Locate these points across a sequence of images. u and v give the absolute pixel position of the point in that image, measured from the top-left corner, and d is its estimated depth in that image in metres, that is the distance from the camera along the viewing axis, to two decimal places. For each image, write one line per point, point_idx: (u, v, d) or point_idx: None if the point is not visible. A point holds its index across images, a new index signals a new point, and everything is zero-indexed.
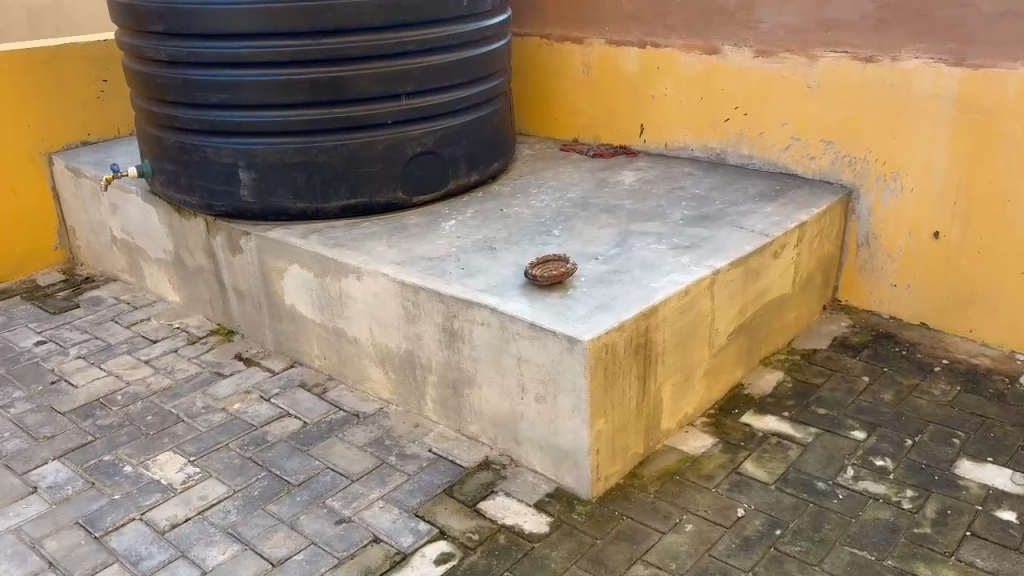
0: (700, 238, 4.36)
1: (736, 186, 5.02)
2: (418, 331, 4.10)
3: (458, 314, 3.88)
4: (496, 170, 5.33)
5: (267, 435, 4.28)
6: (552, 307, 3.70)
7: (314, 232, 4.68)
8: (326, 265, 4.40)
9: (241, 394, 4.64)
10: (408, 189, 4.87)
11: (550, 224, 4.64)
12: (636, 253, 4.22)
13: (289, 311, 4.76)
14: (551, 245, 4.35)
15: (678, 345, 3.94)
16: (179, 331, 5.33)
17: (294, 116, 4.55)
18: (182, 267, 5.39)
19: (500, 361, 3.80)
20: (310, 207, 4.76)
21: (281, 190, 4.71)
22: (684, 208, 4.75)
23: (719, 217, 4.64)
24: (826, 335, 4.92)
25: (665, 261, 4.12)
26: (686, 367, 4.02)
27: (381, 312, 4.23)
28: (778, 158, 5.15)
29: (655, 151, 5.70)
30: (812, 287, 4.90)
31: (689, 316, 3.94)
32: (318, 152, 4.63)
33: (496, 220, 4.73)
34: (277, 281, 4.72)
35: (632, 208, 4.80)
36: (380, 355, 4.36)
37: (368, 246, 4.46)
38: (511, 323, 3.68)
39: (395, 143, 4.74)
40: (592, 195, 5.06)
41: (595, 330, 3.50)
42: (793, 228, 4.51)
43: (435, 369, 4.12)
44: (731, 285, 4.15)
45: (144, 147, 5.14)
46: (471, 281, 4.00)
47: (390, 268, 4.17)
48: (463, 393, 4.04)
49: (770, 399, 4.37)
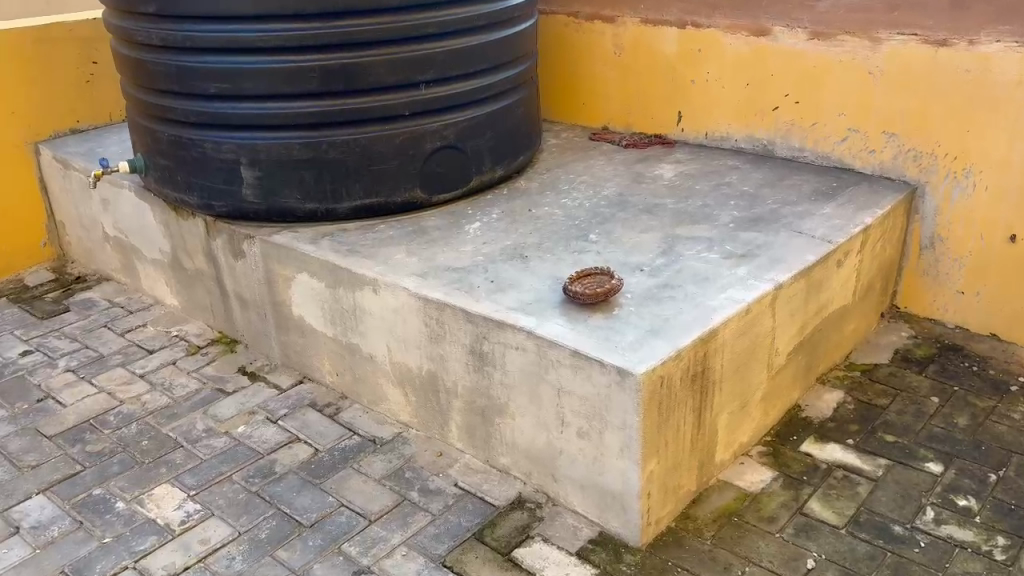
0: (755, 245, 3.91)
1: (787, 183, 4.56)
2: (443, 352, 3.66)
3: (489, 337, 3.45)
4: (521, 164, 4.87)
5: (274, 465, 3.87)
6: (597, 331, 3.27)
7: (324, 236, 4.23)
8: (338, 275, 3.96)
9: (246, 415, 4.22)
10: (427, 187, 4.41)
11: (585, 228, 4.19)
12: (685, 263, 3.77)
13: (297, 322, 4.33)
14: (590, 253, 3.91)
15: (736, 371, 3.50)
16: (177, 340, 4.91)
17: (301, 108, 4.08)
18: (180, 270, 4.96)
19: (536, 391, 3.38)
20: (320, 208, 4.31)
21: (288, 190, 4.26)
22: (733, 210, 4.30)
23: (773, 219, 4.19)
24: (886, 347, 4.48)
25: (718, 274, 3.68)
26: (743, 393, 3.60)
27: (400, 330, 3.80)
28: (833, 151, 4.68)
29: (694, 141, 5.23)
30: (872, 294, 4.45)
31: (748, 337, 3.50)
32: (329, 147, 4.17)
33: (525, 223, 4.28)
34: (284, 290, 4.29)
35: (675, 209, 4.35)
36: (399, 375, 3.93)
37: (385, 254, 4.01)
38: (551, 350, 3.25)
39: (413, 137, 4.28)
40: (628, 192, 4.61)
41: (648, 361, 3.07)
42: (857, 233, 4.06)
43: (461, 395, 3.69)
44: (793, 300, 3.70)
45: (137, 140, 4.68)
46: (503, 298, 3.56)
47: (410, 280, 3.73)
48: (493, 422, 3.62)
49: (831, 424, 3.95)
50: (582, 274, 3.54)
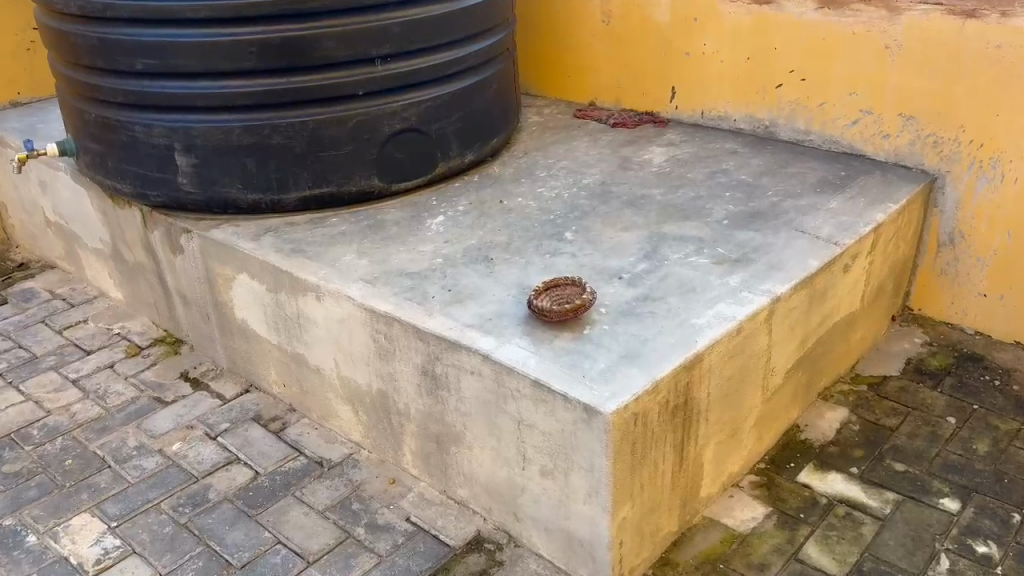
0: (752, 248, 3.44)
1: (790, 172, 4.08)
2: (393, 371, 3.23)
3: (441, 358, 3.01)
4: (495, 148, 4.40)
5: (208, 491, 3.46)
6: (564, 356, 2.82)
7: (268, 232, 3.78)
8: (280, 278, 3.51)
9: (183, 430, 3.80)
10: (384, 176, 3.95)
11: (561, 223, 3.73)
12: (670, 270, 3.31)
13: (241, 327, 3.90)
14: (563, 256, 3.46)
15: (724, 397, 3.06)
16: (118, 338, 4.48)
17: (239, 87, 3.60)
18: (121, 262, 4.52)
19: (494, 422, 2.94)
20: (265, 200, 3.86)
21: (228, 179, 3.80)
22: (728, 204, 3.82)
23: (772, 216, 3.71)
24: (896, 355, 4.03)
25: (707, 282, 3.22)
26: (732, 420, 3.16)
27: (347, 343, 3.36)
28: (843, 135, 4.19)
29: (689, 120, 4.75)
30: (882, 298, 3.99)
31: (740, 359, 3.05)
32: (272, 132, 3.70)
33: (495, 217, 3.82)
34: (225, 291, 3.85)
35: (664, 202, 3.88)
36: (349, 392, 3.51)
37: (333, 254, 3.56)
38: (509, 378, 2.81)
39: (367, 119, 3.80)
40: (612, 180, 4.14)
41: (619, 396, 2.62)
42: (868, 233, 3.59)
43: (414, 418, 3.27)
44: (792, 313, 3.25)
45: (66, 120, 4.21)
46: (459, 311, 3.11)
47: (357, 288, 3.29)
48: (448, 451, 3.19)
49: (833, 449, 3.51)
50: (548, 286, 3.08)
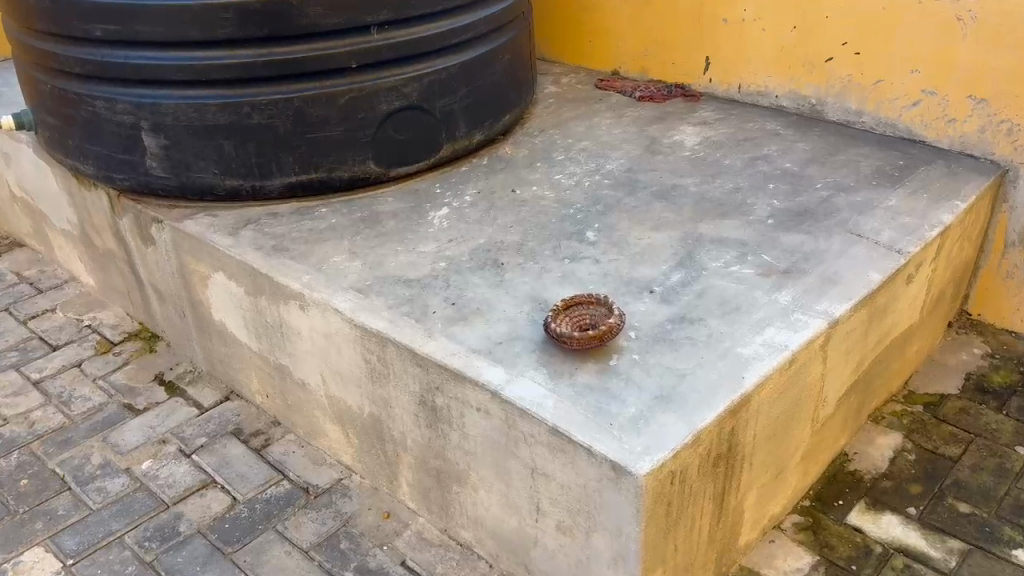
0: (802, 256, 2.98)
1: (840, 160, 3.60)
2: (387, 396, 2.80)
3: (442, 389, 2.58)
4: (506, 125, 3.91)
5: (179, 522, 3.06)
6: (587, 396, 2.39)
7: (248, 224, 3.33)
8: (260, 282, 3.07)
9: (154, 446, 3.40)
10: (381, 159, 3.48)
11: (581, 219, 3.27)
12: (709, 282, 2.85)
13: (220, 329, 3.48)
14: (584, 261, 3.01)
15: (771, 437, 2.63)
16: (88, 332, 4.06)
17: (214, 59, 3.12)
18: (91, 247, 4.07)
19: (504, 466, 2.53)
20: (245, 186, 3.40)
21: (203, 163, 3.34)
22: (772, 199, 3.35)
23: (823, 214, 3.24)
24: (954, 368, 3.59)
25: (752, 299, 2.77)
26: (778, 460, 2.74)
27: (335, 360, 2.93)
28: (902, 117, 3.69)
29: (724, 94, 4.25)
30: (942, 304, 3.54)
31: (791, 394, 2.62)
32: (252, 111, 3.23)
33: (506, 209, 3.36)
34: (201, 289, 3.42)
35: (698, 194, 3.41)
36: (338, 411, 3.09)
37: (320, 254, 3.11)
38: (522, 421, 2.38)
39: (361, 96, 3.31)
40: (639, 165, 3.66)
41: (654, 452, 2.19)
42: (935, 237, 3.12)
43: (411, 449, 2.85)
44: (849, 336, 2.80)
45: (23, 89, 3.73)
46: (463, 332, 2.67)
47: (346, 299, 2.85)
48: (450, 489, 2.78)
49: (887, 484, 3.09)
50: (567, 307, 2.63)
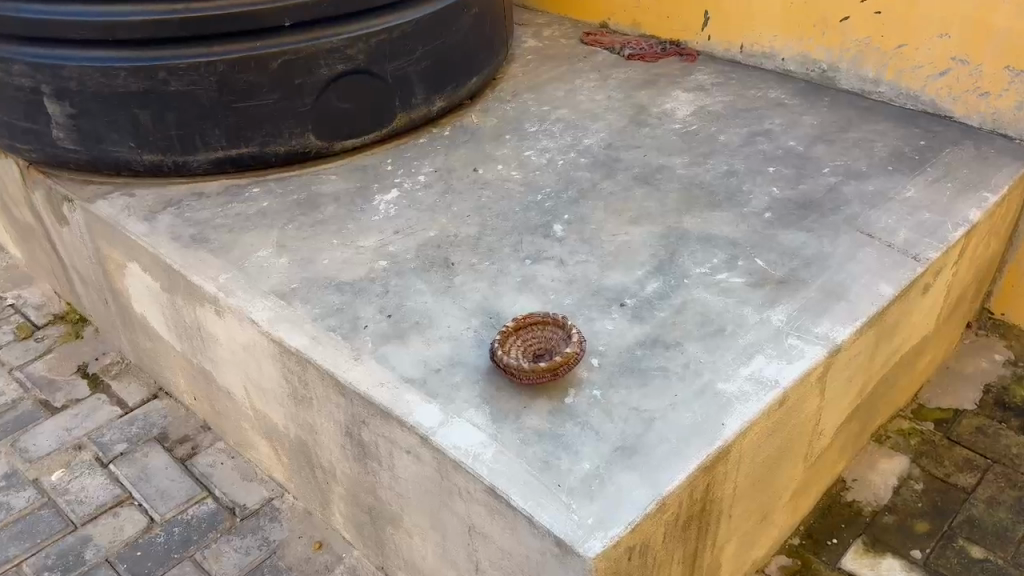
0: (802, 261, 2.55)
1: (852, 139, 3.13)
2: (312, 421, 2.42)
3: (369, 424, 2.19)
4: (474, 90, 3.45)
5: (85, 548, 2.71)
6: (533, 446, 1.99)
7: (169, 206, 2.91)
8: (174, 279, 2.66)
9: (68, 453, 3.03)
10: (323, 132, 3.03)
11: (550, 208, 2.83)
12: (692, 295, 2.43)
13: (142, 322, 3.08)
14: (547, 262, 2.58)
15: (754, 483, 2.25)
16: (11, 313, 3.67)
17: (120, 16, 2.66)
18: (12, 219, 3.66)
19: (438, 517, 2.15)
20: (166, 161, 2.97)
21: (116, 135, 2.89)
22: (771, 187, 2.90)
23: (829, 207, 2.80)
24: (971, 377, 3.18)
25: (739, 317, 2.35)
26: (763, 505, 2.36)
27: (256, 374, 2.54)
28: (926, 88, 3.21)
29: (725, 54, 3.76)
30: (961, 307, 3.11)
31: (780, 435, 2.22)
32: (169, 77, 2.77)
33: (464, 193, 2.93)
34: (119, 278, 3.01)
35: (686, 179, 2.96)
36: (265, 427, 2.71)
37: (244, 247, 2.69)
38: (455, 473, 1.99)
39: (297, 60, 2.85)
40: (621, 140, 3.21)
41: (608, 526, 1.80)
42: (959, 238, 2.68)
43: (341, 480, 2.48)
44: (853, 362, 2.39)
45: None
46: (396, 354, 2.26)
47: (266, 308, 2.44)
48: (384, 529, 2.42)
49: (889, 519, 2.71)
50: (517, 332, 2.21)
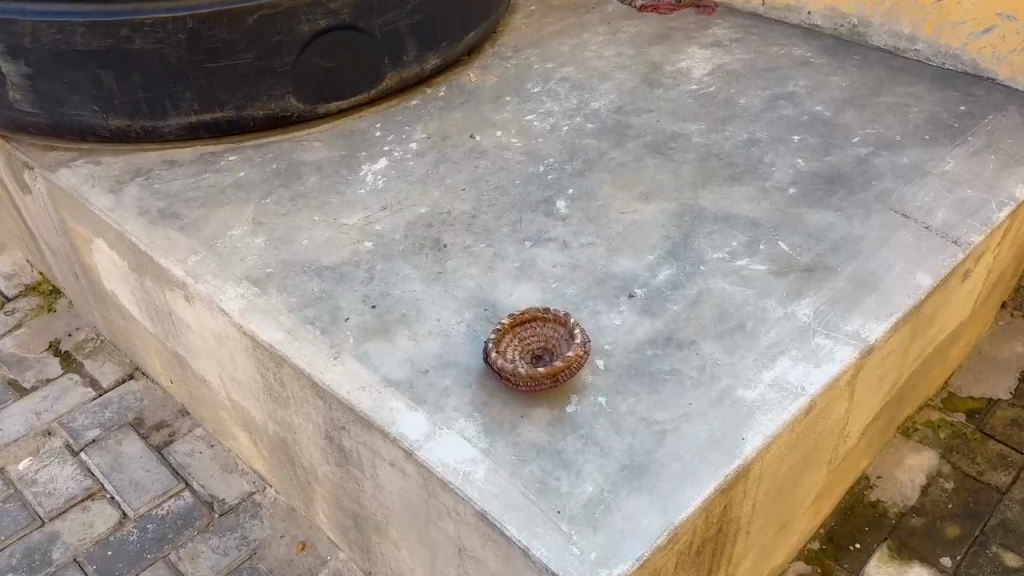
0: (830, 245, 2.31)
1: (885, 103, 2.86)
2: (290, 420, 2.21)
3: (349, 431, 1.98)
4: (471, 45, 3.17)
5: (52, 547, 2.53)
6: (530, 465, 1.78)
7: (137, 177, 2.67)
8: (141, 260, 2.43)
9: (37, 439, 2.84)
10: (305, 94, 2.77)
11: (553, 181, 2.59)
12: (708, 285, 2.19)
13: (113, 300, 2.86)
14: (548, 244, 2.34)
15: (774, 496, 2.04)
16: None
17: None
18: None
19: (425, 534, 1.95)
20: (135, 126, 2.72)
21: (78, 97, 2.64)
22: (796, 158, 2.65)
23: (860, 182, 2.54)
24: (1005, 363, 2.95)
25: (761, 312, 2.12)
26: (783, 515, 2.16)
27: (230, 366, 2.33)
28: (967, 47, 2.92)
29: (745, 6, 3.47)
30: (998, 288, 2.87)
31: (804, 445, 2.01)
32: (133, 35, 2.49)
33: (459, 164, 2.67)
34: (86, 254, 2.79)
35: (703, 148, 2.71)
36: (243, 419, 2.51)
37: (217, 225, 2.46)
38: (443, 493, 1.79)
39: (274, 15, 2.57)
40: (632, 103, 2.94)
41: (613, 562, 1.60)
42: (1004, 220, 2.42)
43: (323, 482, 2.28)
44: (885, 360, 2.16)
45: None
46: (380, 353, 2.04)
47: (238, 296, 2.22)
48: (370, 537, 2.23)
49: (916, 522, 2.51)
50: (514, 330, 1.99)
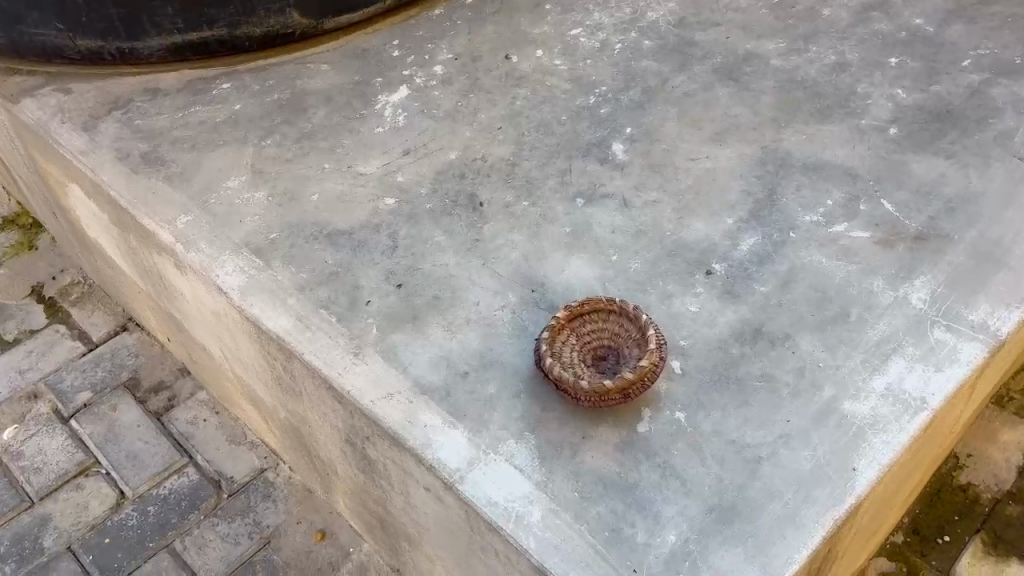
0: (944, 205, 1.92)
1: (999, 15, 2.40)
2: (304, 414, 1.90)
3: (375, 444, 1.66)
4: None
5: (43, 533, 2.27)
6: (597, 505, 1.47)
7: (114, 110, 2.26)
8: (123, 217, 2.06)
9: (22, 404, 2.55)
10: (309, 6, 2.35)
11: (607, 117, 2.17)
12: (800, 261, 1.83)
13: (97, 247, 2.51)
14: (605, 202, 1.96)
15: (875, 514, 1.73)
16: None
17: None
18: None
19: (467, 565, 1.66)
20: (109, 48, 2.30)
21: (38, 14, 2.25)
22: (896, 87, 2.22)
23: (976, 119, 2.12)
24: None
25: (865, 295, 1.76)
26: (878, 526, 1.86)
27: (232, 345, 2.00)
28: None
29: None
30: None
31: (916, 459, 1.68)
32: None
33: (494, 94, 2.26)
34: (62, 196, 2.42)
35: (783, 73, 2.27)
36: (250, 395, 2.20)
37: (209, 175, 2.08)
38: (491, 536, 1.48)
39: None
40: (695, 13, 2.48)
41: None
42: None
43: (344, 479, 1.99)
44: (1011, 349, 1.81)
45: None
46: (408, 348, 1.70)
47: (237, 270, 1.86)
48: (400, 543, 1.95)
49: (1013, 511, 2.22)
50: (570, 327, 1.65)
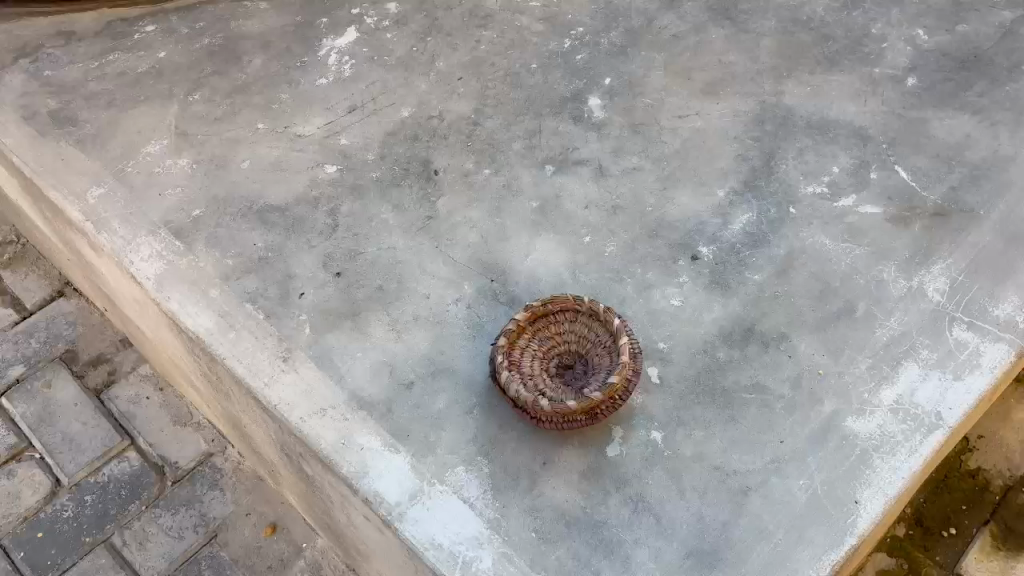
0: (968, 173, 1.67)
1: None
2: (238, 415, 1.68)
3: (309, 463, 1.45)
4: None
5: None
6: (557, 548, 1.27)
7: (22, 57, 1.98)
8: (28, 185, 1.80)
9: None
10: None
11: (583, 66, 1.90)
12: (800, 243, 1.58)
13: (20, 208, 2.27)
14: (579, 170, 1.71)
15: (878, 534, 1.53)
16: None
17: None
18: None
19: None
20: None
21: None
22: (915, 28, 1.93)
23: (1007, 66, 1.85)
24: None
25: (875, 285, 1.53)
26: None
27: (157, 334, 1.77)
28: None
29: None
30: None
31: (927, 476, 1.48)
32: None
33: (455, 37, 1.97)
34: None
35: (786, 12, 1.99)
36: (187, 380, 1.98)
37: (126, 137, 1.81)
38: None
39: None
40: None
41: None
42: None
43: (288, 481, 1.79)
44: None
45: None
46: (346, 353, 1.48)
47: (153, 254, 1.62)
48: (351, 552, 1.76)
49: None
50: (532, 329, 1.42)
